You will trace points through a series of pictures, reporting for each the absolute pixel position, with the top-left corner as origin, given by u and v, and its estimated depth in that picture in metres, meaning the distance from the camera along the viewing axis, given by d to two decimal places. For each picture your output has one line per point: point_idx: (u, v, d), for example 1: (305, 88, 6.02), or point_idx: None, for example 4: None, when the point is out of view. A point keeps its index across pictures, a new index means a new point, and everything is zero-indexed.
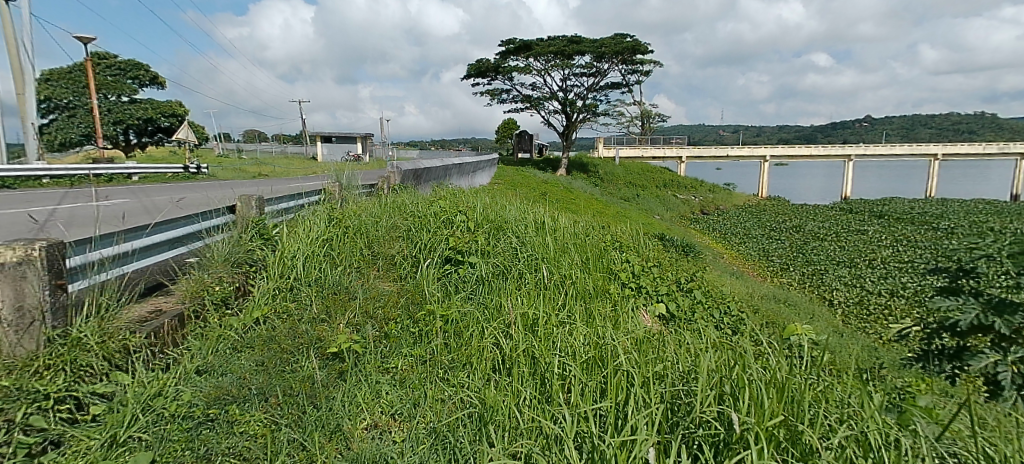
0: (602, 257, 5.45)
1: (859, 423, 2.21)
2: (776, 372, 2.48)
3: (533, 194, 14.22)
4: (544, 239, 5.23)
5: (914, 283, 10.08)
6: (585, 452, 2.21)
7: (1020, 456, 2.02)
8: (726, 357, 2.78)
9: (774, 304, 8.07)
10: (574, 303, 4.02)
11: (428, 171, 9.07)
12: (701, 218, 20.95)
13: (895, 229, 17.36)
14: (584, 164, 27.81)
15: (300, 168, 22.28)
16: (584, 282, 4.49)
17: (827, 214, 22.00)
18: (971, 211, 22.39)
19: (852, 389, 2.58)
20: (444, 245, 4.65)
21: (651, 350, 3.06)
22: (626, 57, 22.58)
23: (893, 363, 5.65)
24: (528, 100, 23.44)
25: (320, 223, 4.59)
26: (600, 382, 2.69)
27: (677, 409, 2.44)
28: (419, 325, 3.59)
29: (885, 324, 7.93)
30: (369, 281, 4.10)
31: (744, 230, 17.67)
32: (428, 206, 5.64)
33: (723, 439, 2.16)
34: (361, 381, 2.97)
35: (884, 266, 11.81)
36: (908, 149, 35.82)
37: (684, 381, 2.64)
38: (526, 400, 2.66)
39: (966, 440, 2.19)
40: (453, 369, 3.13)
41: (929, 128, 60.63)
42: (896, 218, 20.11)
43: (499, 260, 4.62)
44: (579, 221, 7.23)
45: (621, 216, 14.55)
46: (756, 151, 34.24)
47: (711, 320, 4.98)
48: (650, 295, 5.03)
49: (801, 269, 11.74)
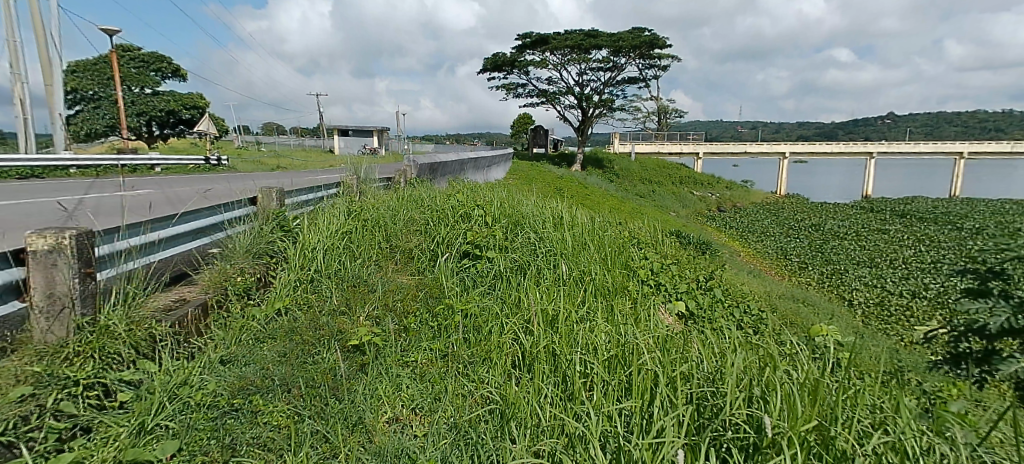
0: (621, 253, 5.40)
1: (893, 429, 2.16)
2: (807, 376, 2.44)
3: (549, 189, 14.17)
4: (563, 235, 5.19)
5: (937, 284, 9.88)
6: (611, 452, 2.20)
7: None
8: (753, 358, 2.74)
9: (793, 303, 7.97)
10: (595, 300, 3.99)
11: (445, 165, 9.09)
12: (717, 215, 20.73)
13: (918, 229, 16.96)
14: (599, 159, 27.63)
15: (317, 160, 22.47)
16: (603, 279, 4.45)
17: (847, 213, 21.60)
18: (998, 211, 21.80)
19: (883, 394, 2.51)
20: (462, 238, 4.64)
21: (675, 348, 3.02)
22: (644, 51, 22.35)
23: (917, 366, 5.52)
24: (544, 94, 23.28)
25: (339, 216, 4.59)
26: (624, 380, 2.67)
27: (704, 411, 2.41)
28: (438, 319, 3.58)
29: (907, 325, 7.77)
30: (388, 275, 4.09)
31: (761, 228, 17.45)
32: (444, 200, 5.62)
33: (754, 443, 2.14)
34: (382, 374, 2.98)
35: (906, 266, 11.55)
36: (932, 148, 34.84)
37: (710, 381, 2.61)
38: (548, 397, 2.64)
39: (1004, 449, 2.12)
40: (473, 363, 3.10)
41: (954, 127, 59.09)
42: (920, 217, 19.68)
43: (518, 255, 4.58)
44: (596, 217, 7.17)
45: (638, 211, 14.47)
46: (775, 147, 33.71)
47: (731, 318, 4.91)
48: (670, 292, 4.97)
49: (820, 268, 11.57)
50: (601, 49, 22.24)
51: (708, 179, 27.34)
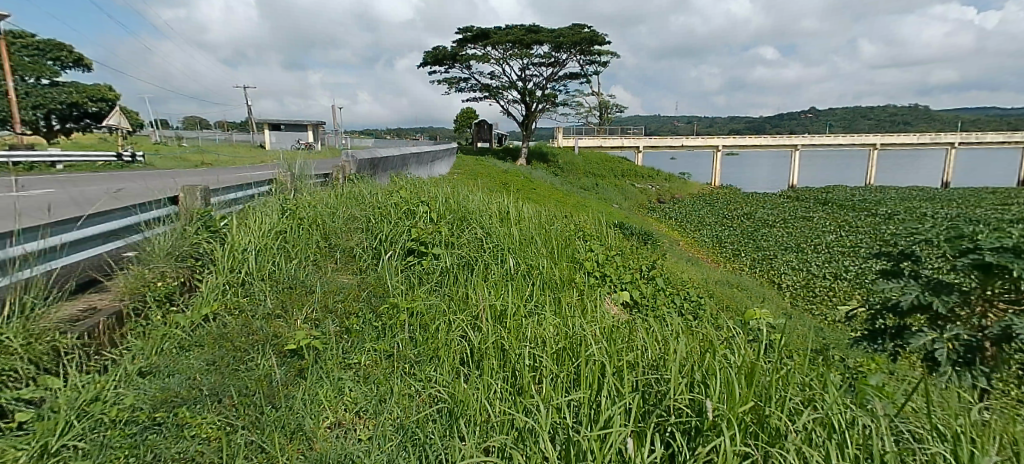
0: (568, 246, 5.44)
1: (822, 405, 2.28)
2: (745, 358, 2.55)
3: (495, 183, 14.11)
4: (510, 229, 5.15)
5: (856, 266, 10.65)
6: (560, 444, 2.21)
7: (970, 430, 2.11)
8: (695, 345, 2.84)
9: (728, 288, 8.36)
10: (543, 294, 3.98)
11: (385, 160, 8.83)
12: (658, 206, 21.42)
13: (838, 216, 18.23)
14: (544, 154, 27.84)
15: (245, 156, 21.30)
16: (551, 272, 4.46)
17: (776, 202, 22.91)
18: (907, 197, 23.78)
19: (812, 372, 2.65)
20: (406, 235, 4.48)
21: (622, 338, 3.07)
22: (584, 48, 22.64)
23: (840, 343, 5.93)
24: (486, 89, 23.13)
25: (272, 216, 4.35)
26: (572, 372, 2.68)
27: (649, 398, 2.47)
28: (381, 318, 3.45)
29: (830, 305, 8.35)
30: (328, 275, 3.92)
31: (698, 218, 18.22)
32: (387, 196, 5.42)
33: (696, 426, 2.21)
34: (322, 379, 2.83)
35: (829, 250, 12.40)
36: (849, 140, 37.42)
37: (655, 369, 2.67)
38: (498, 392, 2.60)
39: (918, 418, 2.28)
40: (420, 363, 3.01)
41: (867, 120, 64.01)
42: (840, 205, 21.18)
43: (464, 251, 4.50)
44: (542, 210, 7.19)
45: (582, 204, 14.71)
46: (710, 141, 35.17)
47: (672, 305, 5.07)
48: (615, 283, 5.07)
49: (752, 254, 12.21)
50: (542, 45, 22.37)
51: (648, 172, 28.20)
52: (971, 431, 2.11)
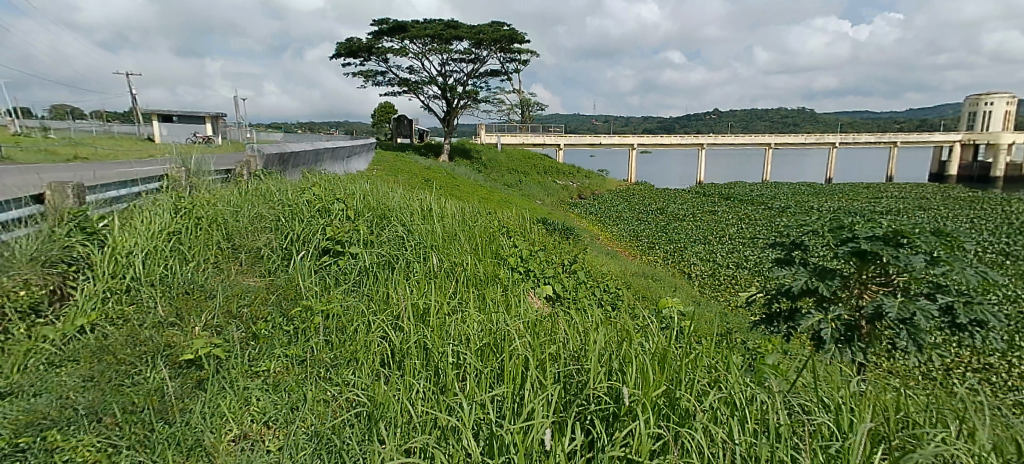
0: (491, 243, 5.43)
1: (725, 385, 2.43)
2: (658, 345, 2.68)
3: (417, 180, 13.86)
4: (432, 226, 5.04)
5: (754, 256, 11.60)
6: (483, 440, 2.21)
7: (848, 400, 2.35)
8: (614, 335, 2.94)
9: (644, 279, 8.79)
10: (467, 291, 3.93)
11: (296, 156, 8.35)
12: (578, 202, 22.06)
13: (739, 209, 19.75)
14: (466, 150, 27.73)
15: (131, 150, 19.33)
16: (474, 269, 4.44)
17: (685, 197, 24.40)
18: (797, 192, 26.24)
19: (717, 355, 2.84)
20: (320, 234, 4.23)
21: (545, 331, 3.11)
22: (504, 45, 22.78)
23: (741, 326, 6.43)
24: (405, 83, 22.58)
25: (163, 216, 3.95)
26: (496, 367, 2.68)
27: (570, 388, 2.54)
28: (293, 322, 3.25)
29: (733, 292, 9.04)
30: (231, 278, 3.63)
31: (616, 213, 18.94)
32: (298, 193, 5.09)
33: (613, 412, 2.31)
34: (225, 390, 2.61)
35: (732, 241, 13.41)
36: (749, 139, 40.54)
37: (576, 360, 2.74)
38: (419, 392, 2.54)
39: (807, 391, 2.50)
40: (337, 367, 2.87)
41: (763, 122, 69.84)
42: (740, 199, 22.95)
43: (384, 248, 4.34)
44: (465, 207, 7.13)
45: (505, 201, 14.82)
46: (626, 139, 36.75)
47: (593, 297, 5.24)
48: (538, 278, 5.14)
49: (665, 247, 12.92)
50: (462, 41, 22.22)
51: (569, 169, 28.97)
52: (851, 401, 2.34)
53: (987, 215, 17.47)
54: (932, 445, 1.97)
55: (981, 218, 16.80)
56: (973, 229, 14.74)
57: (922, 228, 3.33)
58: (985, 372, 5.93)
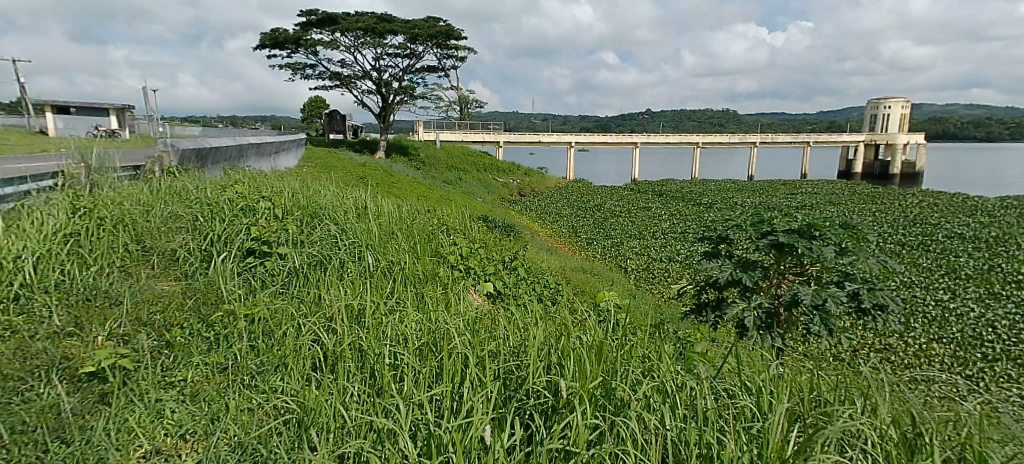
0: (430, 241, 5.34)
1: (659, 373, 2.52)
2: (594, 339, 2.75)
3: (351, 177, 13.42)
4: (367, 225, 4.88)
5: (685, 249, 12.15)
6: (422, 441, 2.17)
7: (768, 383, 2.51)
8: (553, 329, 2.99)
9: (583, 275, 8.99)
10: (404, 290, 3.84)
11: (216, 152, 7.85)
12: (519, 200, 22.22)
13: (671, 205, 20.64)
14: (403, 147, 27.19)
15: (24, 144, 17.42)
16: (413, 267, 4.34)
17: (621, 194, 25.18)
18: (724, 189, 27.76)
19: (652, 346, 2.94)
20: (244, 234, 3.98)
21: (485, 328, 3.10)
22: (440, 41, 22.55)
23: (673, 317, 6.72)
24: (337, 77, 21.80)
25: (57, 217, 3.60)
26: (435, 366, 2.64)
27: (510, 383, 2.55)
28: (214, 328, 3.05)
29: (666, 284, 9.43)
30: (142, 282, 3.36)
31: (555, 210, 19.23)
32: (218, 190, 4.77)
33: (552, 405, 2.34)
34: (133, 403, 2.41)
35: (665, 236, 13.99)
36: (679, 139, 42.35)
37: (516, 356, 2.75)
38: (353, 396, 2.45)
39: (732, 376, 2.64)
40: (264, 373, 2.72)
41: (692, 122, 73.30)
42: (672, 196, 23.97)
43: (314, 247, 4.15)
44: (403, 205, 6.98)
45: (445, 198, 14.67)
46: (564, 137, 37.40)
47: (533, 293, 5.28)
48: (479, 275, 5.12)
49: (602, 242, 13.27)
50: (396, 35, 21.75)
51: (509, 166, 29.10)
52: (772, 384, 2.49)
53: (886, 209, 19.23)
54: (842, 421, 2.13)
55: (881, 212, 18.49)
56: (875, 221, 16.20)
57: (832, 221, 3.60)
58: (886, 351, 6.53)
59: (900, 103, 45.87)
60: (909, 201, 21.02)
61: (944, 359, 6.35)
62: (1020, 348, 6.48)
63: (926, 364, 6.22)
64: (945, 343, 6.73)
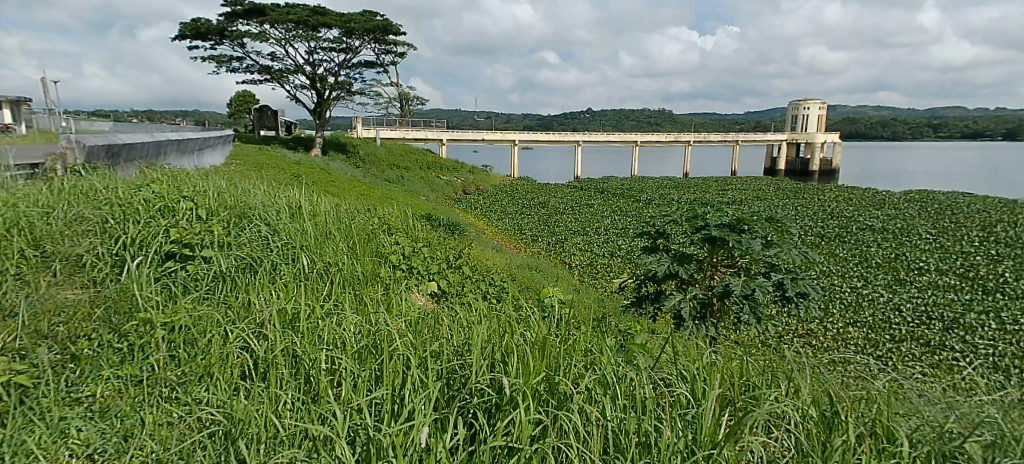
0: (371, 240, 5.19)
1: (600, 366, 2.57)
2: (538, 335, 2.76)
3: (285, 176, 12.84)
4: (302, 225, 4.67)
5: (626, 245, 12.51)
6: (360, 447, 2.10)
7: (702, 371, 2.61)
8: (496, 327, 2.98)
9: (528, 271, 9.06)
10: (341, 292, 3.69)
11: (130, 149, 7.29)
12: (463, 198, 22.11)
13: (613, 202, 21.21)
14: (341, 144, 26.36)
15: None
16: (351, 268, 4.20)
17: (564, 191, 25.60)
18: (662, 185, 28.83)
19: (593, 340, 2.99)
20: (162, 236, 3.69)
21: (428, 328, 3.04)
22: (378, 36, 22.03)
23: (616, 311, 6.89)
24: (267, 71, 20.81)
25: None
26: (375, 369, 2.57)
27: (454, 383, 2.52)
28: (127, 339, 2.81)
29: (608, 279, 9.67)
30: (43, 292, 3.05)
31: (499, 208, 19.27)
32: (132, 190, 4.42)
33: (496, 402, 2.32)
34: (33, 423, 2.19)
35: (607, 231, 14.34)
36: (619, 138, 43.53)
37: (459, 354, 2.73)
38: (287, 404, 2.34)
39: (669, 365, 2.73)
40: (186, 384, 2.54)
41: (631, 121, 75.62)
42: (613, 193, 24.64)
43: (243, 250, 3.92)
44: (342, 204, 6.75)
45: (387, 197, 14.35)
46: (508, 135, 37.57)
47: (478, 291, 5.25)
48: (422, 275, 5.04)
49: (547, 239, 13.42)
50: (331, 29, 21.05)
51: (452, 164, 28.88)
52: (705, 372, 2.60)
53: (807, 203, 20.66)
54: (768, 404, 2.25)
55: (803, 206, 19.83)
56: (798, 215, 17.35)
57: (759, 215, 3.81)
58: (807, 336, 7.01)
59: (818, 105, 49.37)
60: (827, 196, 22.67)
61: (858, 341, 6.89)
62: (922, 329, 7.14)
63: (842, 346, 6.72)
64: (859, 326, 7.30)
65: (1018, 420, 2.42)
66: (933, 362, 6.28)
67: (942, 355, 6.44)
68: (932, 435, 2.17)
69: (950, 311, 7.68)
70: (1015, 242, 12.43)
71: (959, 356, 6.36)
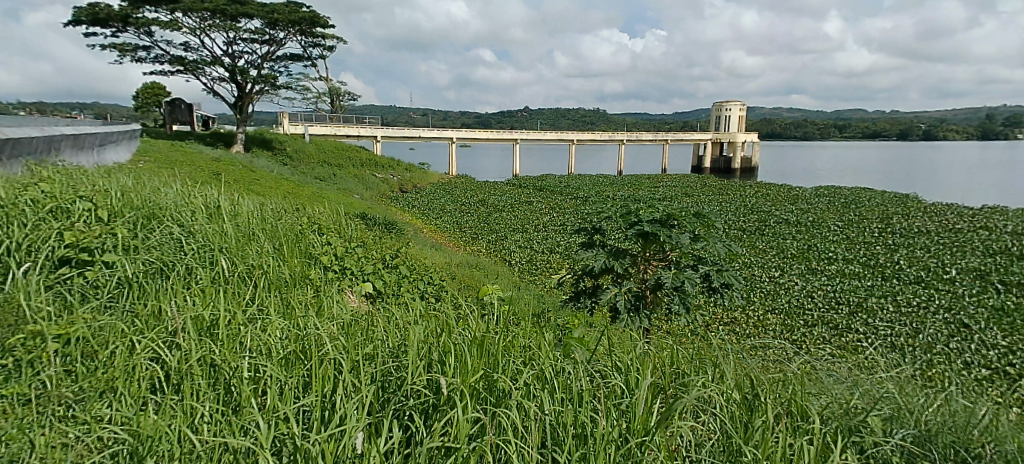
0: (299, 241, 4.95)
1: (538, 363, 2.57)
2: (475, 333, 2.74)
3: (204, 175, 12.03)
4: (222, 225, 4.38)
5: (565, 240, 12.74)
6: (288, 457, 1.98)
7: (635, 361, 2.68)
8: (433, 327, 2.92)
9: (469, 270, 9.01)
10: (266, 295, 3.49)
11: (17, 143, 6.55)
12: (400, 196, 21.64)
13: (551, 199, 21.53)
14: (266, 140, 25.03)
15: None
16: (278, 271, 3.99)
17: (503, 189, 25.70)
18: (597, 183, 29.59)
19: (531, 335, 3.00)
20: (56, 240, 3.33)
21: (361, 330, 2.94)
22: (304, 28, 21.11)
23: (555, 306, 6.99)
24: (180, 62, 19.40)
25: None
26: (302, 376, 2.44)
27: (388, 386, 2.44)
28: (12, 354, 2.50)
29: (547, 275, 9.81)
30: None
31: (438, 206, 19.05)
32: (17, 189, 3.96)
33: (433, 403, 2.28)
34: None
35: (546, 228, 14.52)
36: (555, 136, 44.24)
37: (394, 356, 2.65)
38: (205, 416, 2.17)
39: (604, 358, 2.79)
40: (85, 401, 2.30)
41: (567, 120, 77.10)
42: (551, 190, 25.04)
43: (152, 254, 3.61)
44: (268, 203, 6.40)
45: (318, 196, 13.78)
46: (445, 133, 37.20)
47: (415, 291, 5.14)
48: (356, 275, 4.88)
49: (487, 237, 13.43)
50: (252, 19, 19.94)
51: (388, 162, 28.22)
52: (638, 362, 2.67)
53: (731, 199, 21.90)
54: (696, 391, 2.34)
55: (726, 202, 21.00)
56: (723, 210, 18.37)
57: (687, 211, 3.96)
58: (732, 323, 7.44)
59: (737, 106, 52.54)
60: (747, 192, 24.14)
61: (776, 327, 7.37)
62: (831, 313, 7.76)
63: (763, 332, 7.16)
64: (777, 312, 7.84)
65: (912, 393, 2.66)
66: (841, 344, 6.82)
67: (849, 336, 7.03)
68: (839, 411, 2.35)
69: (854, 296, 8.40)
70: (907, 232, 13.79)
71: (862, 338, 6.95)
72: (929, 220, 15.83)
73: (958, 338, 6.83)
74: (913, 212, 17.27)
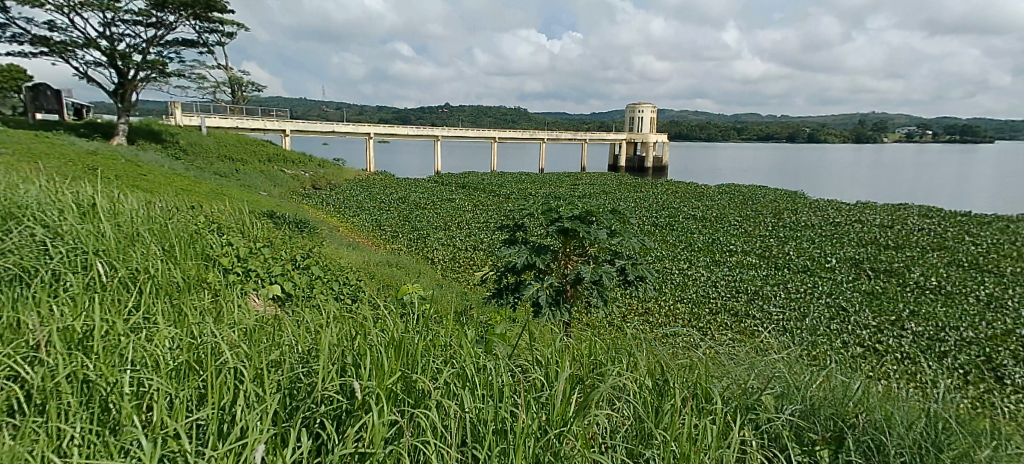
0: (196, 242, 4.54)
1: (458, 361, 2.52)
2: (393, 333, 2.63)
3: (82, 171, 10.72)
4: (100, 226, 3.92)
5: (488, 237, 12.75)
6: None
7: (554, 354, 2.71)
8: (347, 329, 2.78)
9: (388, 269, 8.75)
10: (154, 302, 3.15)
11: None
12: (313, 193, 20.60)
13: (472, 196, 21.47)
14: (158, 133, 22.80)
15: None
16: (169, 275, 3.63)
17: (424, 186, 25.26)
18: (519, 180, 29.92)
19: (452, 333, 2.95)
20: None
21: (266, 336, 2.74)
22: (200, 12, 19.46)
23: (477, 303, 6.96)
24: (45, 42, 17.14)
25: None
26: (197, 387, 2.22)
27: (297, 393, 2.28)
28: None
29: (470, 272, 9.77)
30: None
31: (354, 204, 18.36)
32: None
33: (346, 408, 2.16)
34: None
35: (468, 225, 14.46)
36: (477, 134, 44.19)
37: (304, 362, 2.49)
38: (76, 439, 1.90)
39: (525, 353, 2.79)
40: None
41: (489, 118, 77.32)
42: (472, 188, 24.97)
43: (7, 259, 3.14)
44: (157, 202, 5.82)
45: (219, 193, 12.75)
46: (363, 129, 35.92)
47: (329, 292, 4.90)
48: (262, 277, 4.57)
49: (408, 235, 13.13)
50: None
51: (300, 158, 26.78)
52: (557, 355, 2.70)
53: (644, 196, 23.03)
54: (612, 379, 2.40)
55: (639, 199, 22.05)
56: (637, 207, 19.25)
57: (604, 208, 4.07)
58: (646, 313, 7.81)
59: (649, 108, 55.39)
60: (659, 189, 25.47)
61: (685, 316, 7.83)
62: (732, 301, 8.38)
63: (673, 321, 7.59)
64: (685, 302, 8.34)
65: (799, 371, 2.92)
66: (740, 329, 7.39)
67: (747, 322, 7.62)
68: (738, 391, 2.52)
69: (752, 285, 9.13)
70: (796, 226, 15.21)
71: (759, 323, 7.55)
72: (813, 214, 17.56)
73: (838, 320, 7.62)
74: (801, 207, 19.07)
